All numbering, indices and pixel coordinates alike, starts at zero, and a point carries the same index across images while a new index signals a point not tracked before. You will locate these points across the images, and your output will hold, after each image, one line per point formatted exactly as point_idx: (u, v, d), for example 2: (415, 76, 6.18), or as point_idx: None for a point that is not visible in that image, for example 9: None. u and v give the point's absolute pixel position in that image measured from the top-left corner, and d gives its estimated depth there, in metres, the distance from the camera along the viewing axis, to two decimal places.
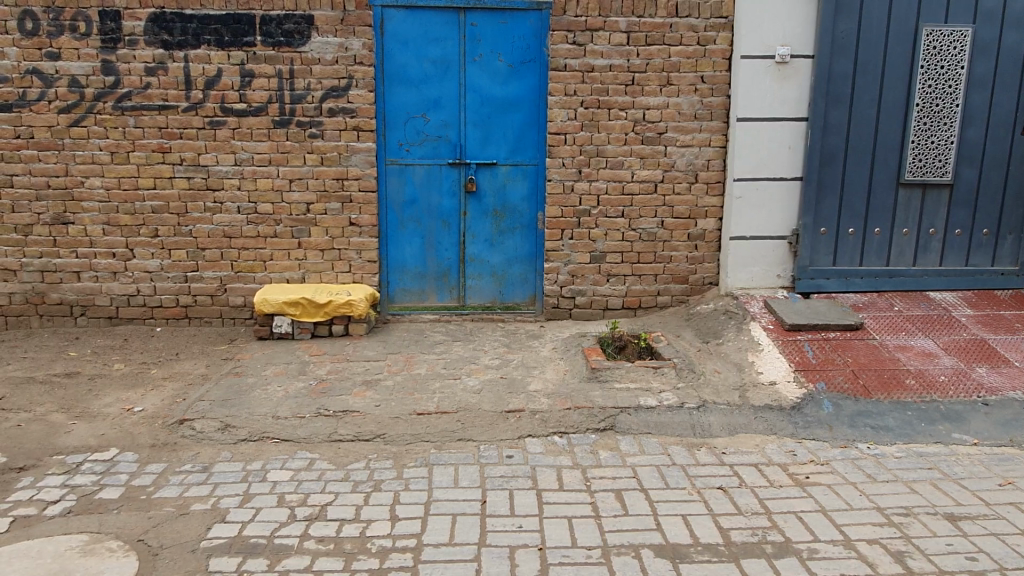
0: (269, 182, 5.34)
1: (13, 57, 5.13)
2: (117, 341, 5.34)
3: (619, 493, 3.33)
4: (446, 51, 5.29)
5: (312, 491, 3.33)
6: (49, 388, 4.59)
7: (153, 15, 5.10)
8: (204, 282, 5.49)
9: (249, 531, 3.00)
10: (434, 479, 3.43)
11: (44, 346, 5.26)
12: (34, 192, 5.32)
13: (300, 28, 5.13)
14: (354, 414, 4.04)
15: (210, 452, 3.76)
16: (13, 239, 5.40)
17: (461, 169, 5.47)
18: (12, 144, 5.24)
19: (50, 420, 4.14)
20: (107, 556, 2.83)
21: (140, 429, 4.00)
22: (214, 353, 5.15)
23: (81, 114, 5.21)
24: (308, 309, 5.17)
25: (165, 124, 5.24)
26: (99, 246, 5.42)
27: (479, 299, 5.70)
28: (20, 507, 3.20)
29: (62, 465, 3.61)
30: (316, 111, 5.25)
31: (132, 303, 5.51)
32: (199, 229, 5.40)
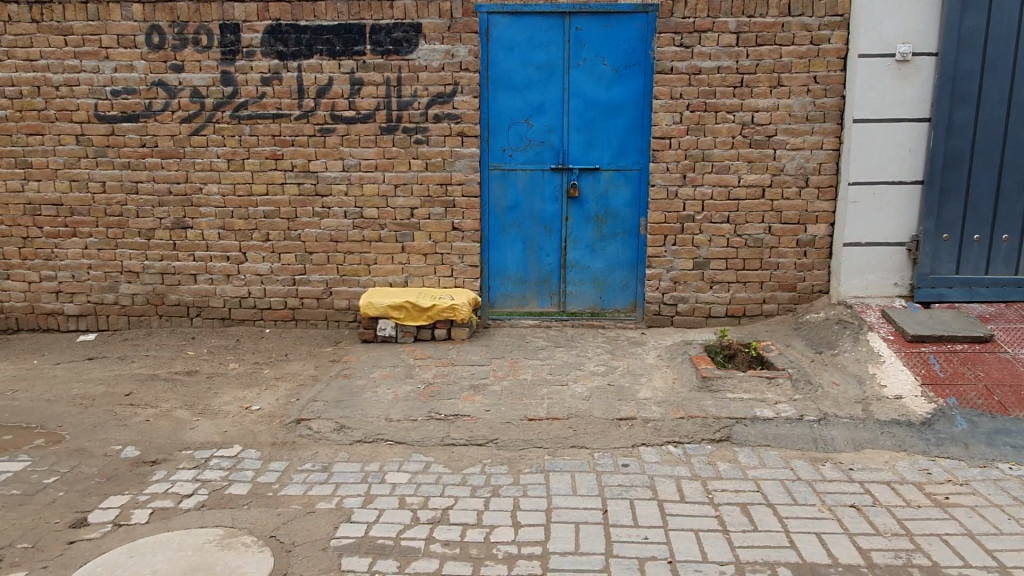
0: (376, 187, 5.45)
1: (140, 70, 5.41)
2: (230, 342, 5.54)
3: (745, 507, 3.21)
4: (551, 56, 5.28)
5: (432, 495, 3.34)
6: (172, 385, 4.80)
7: (270, 28, 5.28)
8: (311, 285, 5.64)
9: (376, 531, 3.03)
10: (552, 486, 3.40)
11: (163, 346, 5.51)
12: (156, 198, 5.59)
13: (408, 37, 5.22)
14: (466, 418, 4.07)
15: (328, 451, 3.83)
16: (137, 243, 5.68)
17: (564, 175, 5.45)
18: (138, 152, 5.53)
19: (175, 416, 4.32)
20: (244, 550, 2.90)
21: (260, 427, 4.13)
22: (322, 355, 5.27)
23: (201, 123, 5.45)
24: (412, 313, 5.23)
25: (278, 132, 5.42)
26: (214, 250, 5.64)
27: (580, 305, 5.65)
28: (158, 499, 3.33)
29: (191, 459, 3.75)
30: (422, 117, 5.33)
31: (244, 305, 5.71)
32: (308, 233, 5.56)
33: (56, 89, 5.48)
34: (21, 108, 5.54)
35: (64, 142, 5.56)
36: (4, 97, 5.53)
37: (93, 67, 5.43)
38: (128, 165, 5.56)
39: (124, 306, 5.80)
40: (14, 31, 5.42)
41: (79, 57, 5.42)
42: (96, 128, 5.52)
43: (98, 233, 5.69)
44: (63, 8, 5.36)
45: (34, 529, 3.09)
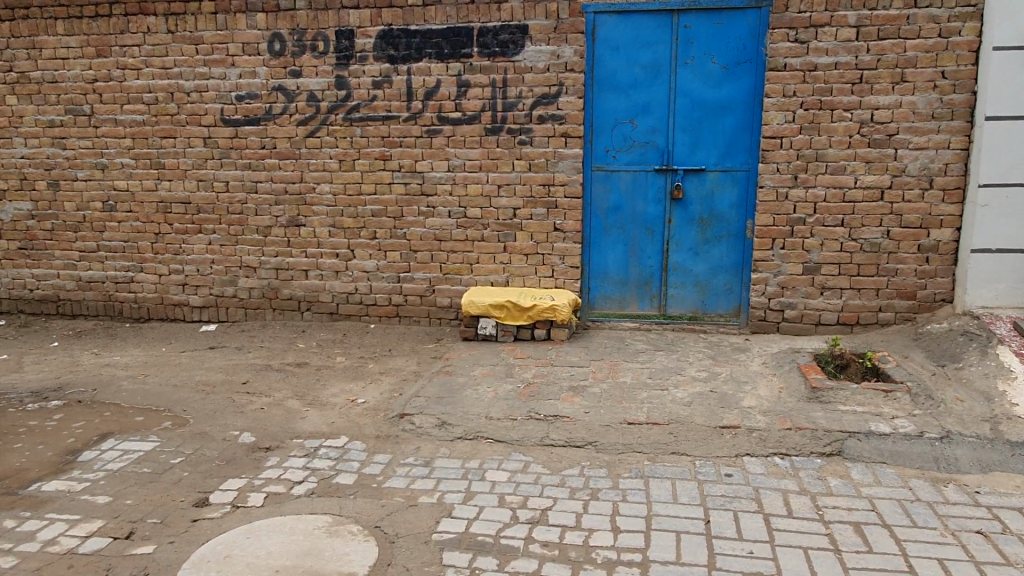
0: (480, 187, 5.53)
1: (262, 76, 5.72)
2: (337, 336, 5.78)
3: (858, 526, 3.06)
4: (657, 55, 5.21)
5: (531, 494, 3.36)
6: (285, 376, 5.05)
7: (382, 32, 5.46)
8: (414, 283, 5.79)
9: (476, 528, 3.08)
10: (653, 493, 3.35)
11: (276, 338, 5.81)
12: (274, 197, 5.89)
13: (515, 38, 5.26)
14: (565, 419, 4.07)
15: (430, 446, 3.92)
16: (255, 240, 6.00)
17: (669, 176, 5.36)
18: (258, 153, 5.85)
19: (288, 405, 4.54)
20: (351, 538, 3.01)
21: (365, 420, 4.28)
22: (423, 351, 5.41)
23: (316, 126, 5.70)
24: (513, 312, 5.28)
25: (387, 133, 5.60)
26: (325, 247, 5.88)
27: (681, 309, 5.54)
28: (272, 484, 3.51)
29: (302, 448, 3.93)
30: (527, 118, 5.37)
31: (351, 301, 5.93)
32: (413, 232, 5.71)
33: (187, 95, 5.87)
34: (156, 112, 5.97)
35: (193, 145, 5.95)
36: (142, 102, 5.98)
37: (220, 73, 5.78)
38: (249, 165, 5.88)
39: (242, 299, 6.14)
40: (152, 42, 5.84)
41: (208, 64, 5.79)
42: (221, 130, 5.87)
43: (221, 230, 6.05)
44: (195, 19, 5.74)
45: (162, 505, 3.32)
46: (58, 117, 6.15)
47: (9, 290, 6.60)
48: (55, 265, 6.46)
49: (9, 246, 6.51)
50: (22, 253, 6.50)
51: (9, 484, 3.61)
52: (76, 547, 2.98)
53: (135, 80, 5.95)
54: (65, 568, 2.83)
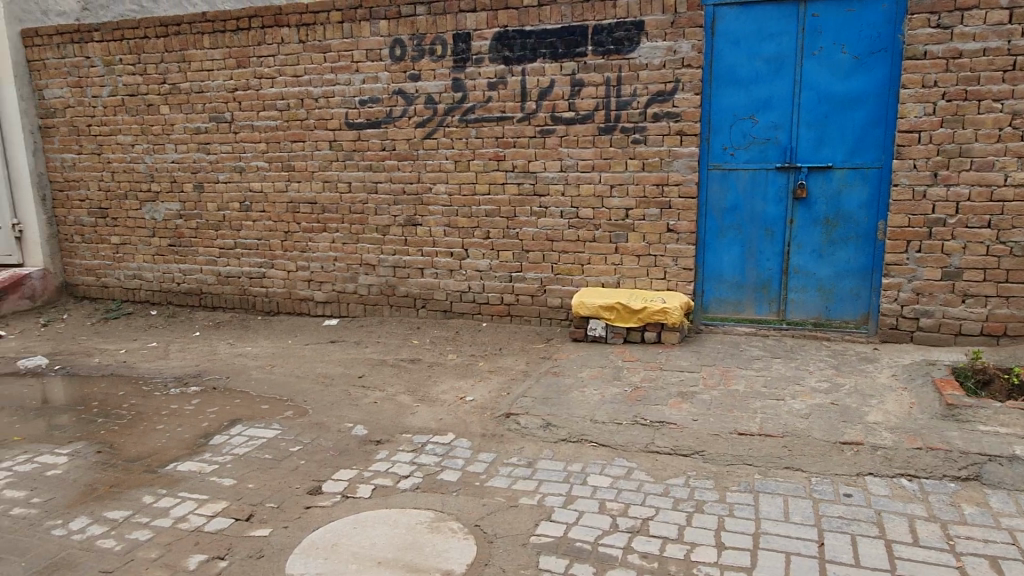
0: (592, 187, 5.48)
1: (384, 80, 5.93)
2: (450, 333, 5.91)
3: (996, 561, 2.78)
4: (781, 47, 4.96)
5: (633, 502, 3.29)
6: (399, 371, 5.23)
7: (497, 34, 5.52)
8: (526, 283, 5.83)
9: (575, 533, 3.05)
10: (762, 509, 3.19)
11: (392, 333, 6.02)
12: (393, 197, 6.10)
13: (630, 35, 5.17)
14: (672, 426, 3.97)
15: (534, 447, 3.92)
16: (374, 238, 6.24)
17: (791, 174, 5.09)
18: (379, 155, 6.07)
19: (400, 400, 4.70)
20: (451, 535, 3.07)
21: (472, 418, 4.35)
22: (533, 351, 5.43)
23: (433, 128, 5.85)
24: (623, 314, 5.20)
25: (501, 134, 5.66)
26: (440, 246, 6.03)
27: (801, 314, 5.26)
28: (380, 477, 3.64)
29: (410, 443, 4.05)
30: (641, 116, 5.26)
31: (464, 299, 6.05)
32: (525, 232, 5.74)
33: (316, 100, 6.19)
34: (288, 118, 6.33)
35: (320, 148, 6.27)
36: (275, 109, 6.36)
37: (346, 79, 6.05)
38: (370, 167, 6.12)
39: (362, 295, 6.41)
40: (285, 51, 6.20)
41: (335, 71, 6.07)
42: (346, 134, 6.15)
43: (344, 229, 6.34)
44: (324, 29, 6.04)
45: (280, 491, 3.52)
46: (203, 124, 6.66)
47: (160, 283, 7.22)
48: (199, 261, 7.00)
49: (160, 243, 7.12)
50: (170, 249, 7.09)
51: (150, 462, 3.95)
52: (203, 525, 3.22)
53: (269, 88, 6.33)
54: (192, 544, 3.06)
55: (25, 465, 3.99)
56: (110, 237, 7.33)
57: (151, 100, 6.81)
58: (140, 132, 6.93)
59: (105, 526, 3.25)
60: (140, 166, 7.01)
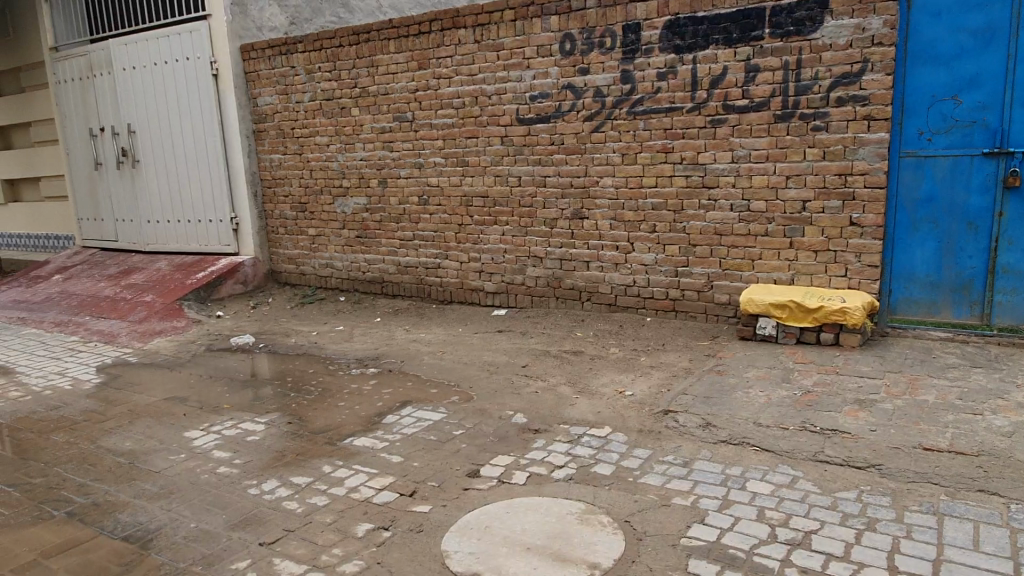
0: (766, 178, 5.21)
1: (554, 75, 6.01)
2: (614, 327, 5.89)
3: None
4: (991, 17, 4.47)
5: (795, 513, 3.11)
6: (561, 362, 5.31)
7: (669, 22, 5.40)
8: (692, 278, 5.66)
9: (729, 540, 2.94)
10: (947, 534, 2.88)
11: (557, 325, 6.12)
12: (560, 190, 6.18)
13: (812, 14, 4.84)
14: (846, 435, 3.70)
15: (692, 446, 3.82)
16: (542, 231, 6.36)
17: (1001, 160, 4.57)
18: (547, 150, 6.17)
19: (560, 391, 4.77)
20: (600, 528, 3.07)
21: (630, 413, 4.31)
22: (697, 348, 5.27)
23: (601, 121, 5.84)
24: (796, 313, 4.93)
25: (670, 125, 5.53)
26: (606, 239, 6.02)
27: (1011, 319, 4.72)
28: (535, 465, 3.72)
29: (567, 434, 4.10)
30: (823, 102, 4.91)
31: (629, 293, 6.00)
32: (693, 225, 5.58)
33: (489, 98, 6.41)
34: (463, 115, 6.61)
35: (493, 143, 6.48)
36: (452, 107, 6.67)
37: (518, 76, 6.20)
38: (539, 161, 6.24)
39: (530, 287, 6.56)
40: (462, 52, 6.48)
41: (507, 68, 6.25)
42: (516, 129, 6.31)
43: (513, 222, 6.52)
44: (498, 28, 6.23)
45: (442, 471, 3.72)
46: (388, 123, 7.13)
47: (348, 272, 7.85)
48: (382, 251, 7.52)
49: (349, 235, 7.73)
50: (358, 241, 7.67)
51: (331, 435, 4.34)
52: (372, 497, 3.48)
53: (447, 87, 6.65)
54: (362, 513, 3.32)
55: (231, 430, 4.53)
56: (307, 229, 8.07)
57: (344, 103, 7.40)
58: (334, 133, 7.56)
59: (291, 490, 3.62)
60: (333, 164, 7.65)
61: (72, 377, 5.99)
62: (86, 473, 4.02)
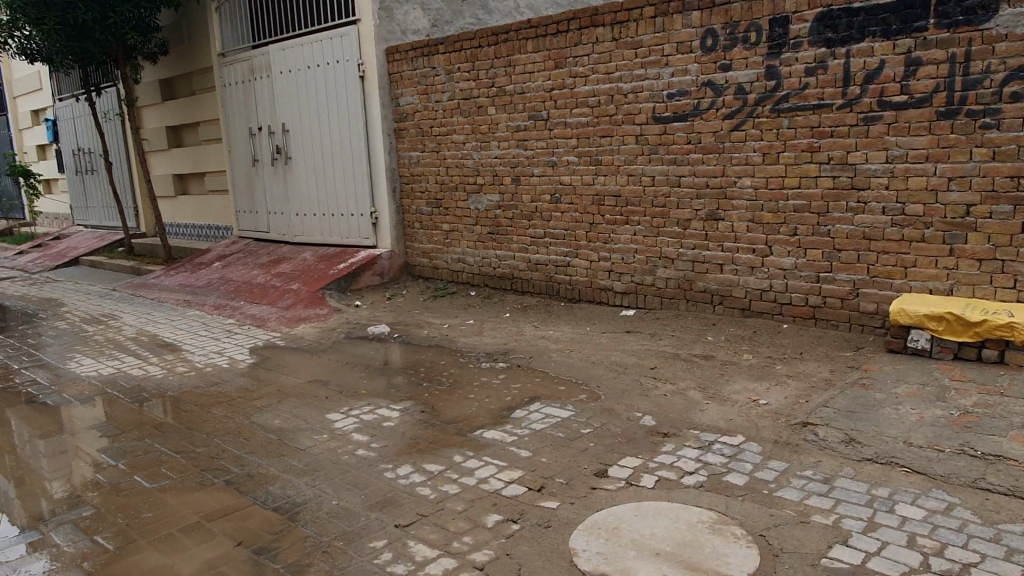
0: (923, 180, 4.85)
1: (693, 73, 5.87)
2: (747, 332, 5.69)
3: None
4: None
5: (951, 542, 2.89)
6: (691, 366, 5.20)
7: (820, 15, 5.14)
8: (836, 284, 5.36)
9: (875, 564, 2.77)
10: None
11: (687, 328, 5.99)
12: (695, 190, 6.03)
13: (985, 2, 4.47)
14: (1011, 462, 3.40)
15: (833, 462, 3.62)
16: (675, 232, 6.24)
17: None
18: (684, 149, 6.04)
19: (690, 396, 4.67)
20: (733, 540, 2.98)
21: (765, 422, 4.16)
22: (839, 359, 5.00)
23: (742, 118, 5.65)
24: (954, 327, 4.56)
25: (817, 123, 5.26)
26: (742, 242, 5.82)
27: None
28: (664, 469, 3.67)
29: (697, 440, 4.00)
30: (995, 97, 4.52)
31: (764, 298, 5.77)
32: (839, 229, 5.29)
33: (625, 96, 6.35)
34: (598, 114, 6.59)
35: (627, 142, 6.43)
36: (587, 106, 6.66)
37: (655, 73, 6.11)
38: (675, 160, 6.12)
39: (659, 288, 6.45)
40: (599, 50, 6.46)
41: (645, 66, 6.17)
42: (652, 127, 6.22)
43: (645, 222, 6.44)
44: (636, 25, 6.17)
45: (569, 468, 3.74)
46: (523, 122, 7.24)
47: (479, 267, 8.04)
48: (512, 248, 7.64)
49: (481, 231, 7.91)
50: (489, 237, 7.84)
51: (462, 426, 4.47)
52: (501, 489, 3.55)
53: (583, 86, 6.65)
54: (491, 504, 3.40)
55: (369, 415, 4.77)
56: (441, 225, 8.33)
57: (481, 103, 7.58)
58: (470, 132, 7.75)
59: (424, 476, 3.77)
60: (468, 162, 7.86)
61: (229, 357, 6.52)
62: (241, 447, 4.36)
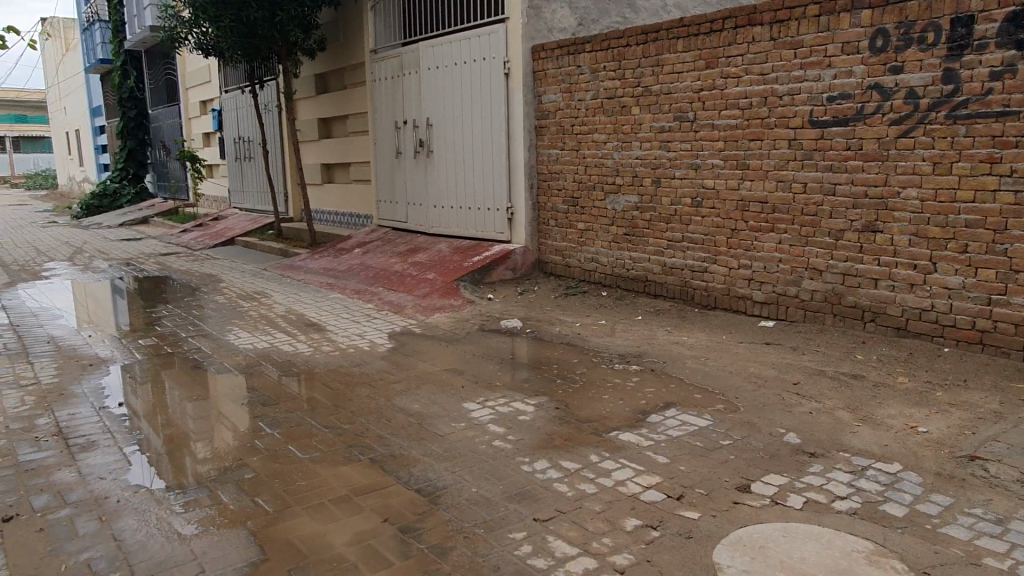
0: None
1: (859, 75, 5.55)
2: (902, 353, 5.32)
3: None
4: None
5: None
6: (839, 385, 4.92)
7: (1012, 14, 4.71)
8: (1010, 309, 4.91)
9: None
10: None
11: (833, 344, 5.67)
12: (852, 200, 5.71)
13: None
14: None
15: (1005, 503, 3.33)
16: (826, 243, 5.92)
17: None
18: (842, 155, 5.73)
19: (838, 416, 4.43)
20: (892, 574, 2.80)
21: (925, 452, 3.87)
22: (1010, 390, 4.57)
23: (911, 125, 5.28)
24: None
25: (999, 132, 4.84)
26: (902, 256, 5.44)
27: None
28: (812, 491, 3.50)
29: (849, 463, 3.79)
30: None
31: (924, 318, 5.37)
32: (1017, 248, 4.84)
33: (781, 98, 6.09)
34: (750, 116, 6.36)
35: (778, 146, 6.17)
36: (738, 108, 6.45)
37: (815, 75, 5.83)
38: (831, 167, 5.81)
39: (804, 300, 6.15)
40: (755, 50, 6.24)
41: (805, 67, 5.89)
42: (808, 132, 5.93)
43: (792, 230, 6.16)
44: (798, 24, 5.91)
45: (710, 480, 3.64)
46: (667, 123, 7.11)
47: (612, 267, 7.97)
48: (648, 250, 7.52)
49: (617, 231, 7.84)
50: (625, 238, 7.76)
51: (597, 426, 4.45)
52: (639, 494, 3.51)
53: (735, 87, 6.45)
54: (630, 508, 3.37)
55: (504, 407, 4.85)
56: (577, 223, 8.32)
57: (625, 102, 7.51)
58: (613, 131, 7.70)
59: (561, 473, 3.79)
60: (608, 162, 7.81)
61: (369, 340, 6.83)
62: (384, 427, 4.56)
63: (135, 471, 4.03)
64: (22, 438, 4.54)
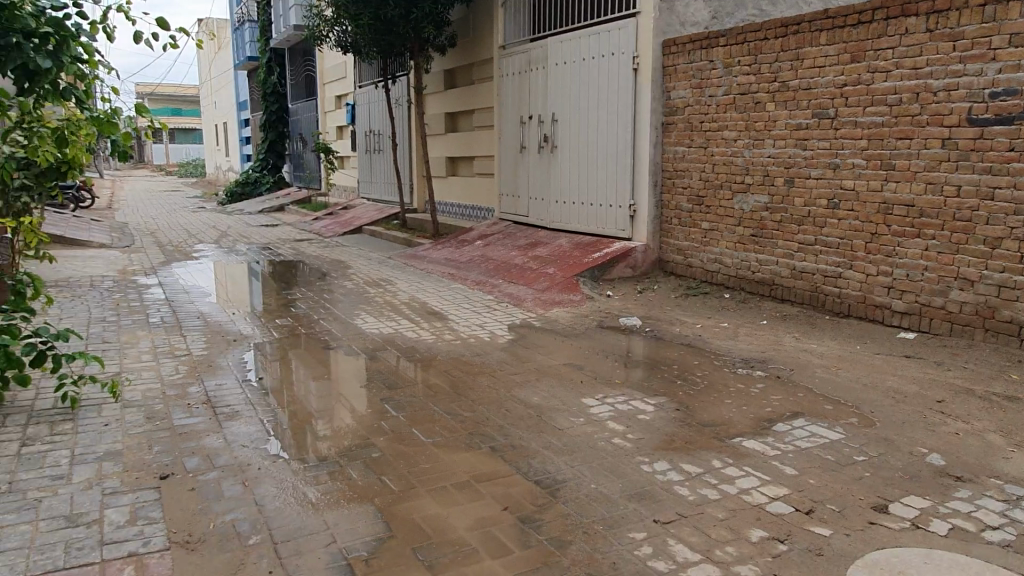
0: None
1: None
2: None
3: None
4: None
5: None
6: (990, 406, 4.54)
7: None
8: None
9: None
10: None
11: (984, 362, 5.24)
12: (1013, 205, 5.25)
13: None
14: None
15: None
16: (980, 250, 5.47)
17: None
18: (1004, 157, 5.27)
19: (989, 440, 4.09)
20: None
21: None
22: None
23: None
24: None
25: None
26: None
27: None
28: (958, 518, 3.25)
29: (1001, 491, 3.49)
30: None
31: None
32: None
33: (935, 94, 5.68)
34: (898, 114, 5.97)
35: (929, 146, 5.76)
36: (885, 104, 6.06)
37: (976, 70, 5.39)
38: (990, 169, 5.37)
39: (951, 312, 5.71)
40: (908, 42, 5.85)
41: (964, 61, 5.46)
42: (965, 131, 5.50)
43: (941, 236, 5.73)
44: (959, 14, 5.49)
45: (842, 496, 3.46)
46: (805, 120, 6.78)
47: (737, 269, 7.70)
48: (777, 253, 7.22)
49: (744, 232, 7.57)
50: (752, 239, 7.48)
51: (720, 431, 4.33)
52: (765, 504, 3.39)
53: (882, 82, 6.07)
54: (755, 518, 3.26)
55: (623, 405, 4.81)
56: (701, 222, 8.11)
57: (759, 98, 7.24)
58: (744, 128, 7.44)
59: (682, 476, 3.71)
60: (738, 160, 7.55)
61: (489, 330, 6.95)
62: (504, 417, 4.64)
63: (274, 442, 4.30)
64: (177, 404, 4.95)
